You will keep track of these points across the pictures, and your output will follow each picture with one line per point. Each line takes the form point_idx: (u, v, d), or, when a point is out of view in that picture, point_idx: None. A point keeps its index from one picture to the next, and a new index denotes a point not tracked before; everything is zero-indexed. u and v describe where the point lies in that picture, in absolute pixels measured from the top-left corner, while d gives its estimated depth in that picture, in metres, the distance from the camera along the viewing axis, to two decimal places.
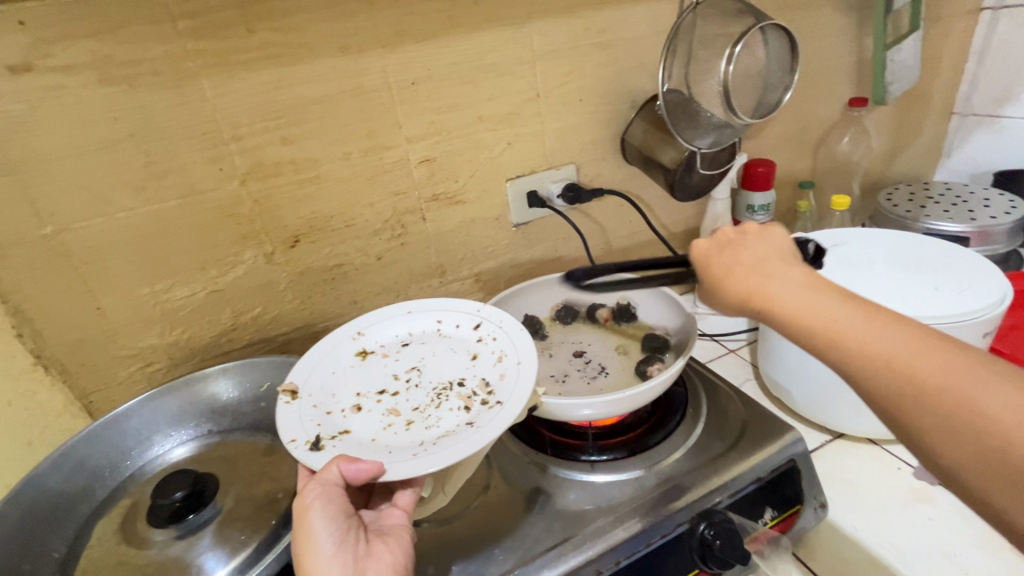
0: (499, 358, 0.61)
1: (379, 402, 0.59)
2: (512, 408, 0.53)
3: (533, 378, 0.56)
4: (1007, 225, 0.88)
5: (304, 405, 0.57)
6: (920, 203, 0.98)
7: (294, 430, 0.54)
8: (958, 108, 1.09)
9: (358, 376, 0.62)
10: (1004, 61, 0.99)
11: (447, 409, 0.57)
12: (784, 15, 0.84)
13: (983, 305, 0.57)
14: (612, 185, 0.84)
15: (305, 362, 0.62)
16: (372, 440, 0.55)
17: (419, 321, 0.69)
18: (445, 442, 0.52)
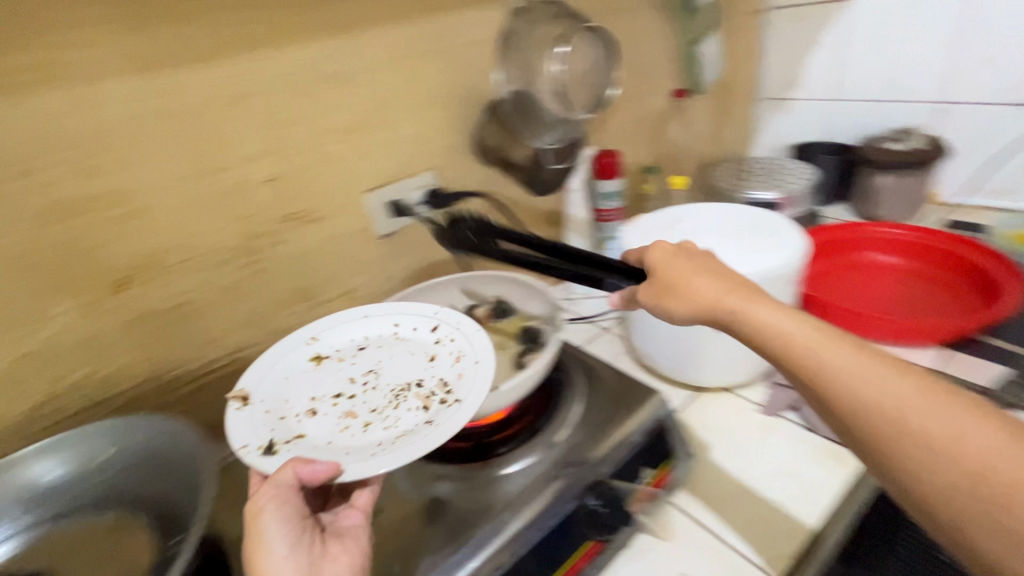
0: (456, 358, 0.61)
1: (335, 405, 0.58)
2: (470, 404, 0.52)
3: (492, 372, 0.56)
4: (803, 189, 1.06)
5: (258, 409, 0.55)
6: (741, 176, 1.13)
7: (246, 435, 0.52)
8: (761, 93, 1.28)
9: (313, 381, 0.61)
10: (787, 53, 1.19)
11: (405, 409, 0.56)
12: (608, 18, 0.92)
13: (787, 259, 0.67)
14: (476, 186, 0.86)
15: (255, 368, 0.60)
16: (328, 443, 0.54)
17: (373, 326, 0.68)
18: (404, 441, 0.51)
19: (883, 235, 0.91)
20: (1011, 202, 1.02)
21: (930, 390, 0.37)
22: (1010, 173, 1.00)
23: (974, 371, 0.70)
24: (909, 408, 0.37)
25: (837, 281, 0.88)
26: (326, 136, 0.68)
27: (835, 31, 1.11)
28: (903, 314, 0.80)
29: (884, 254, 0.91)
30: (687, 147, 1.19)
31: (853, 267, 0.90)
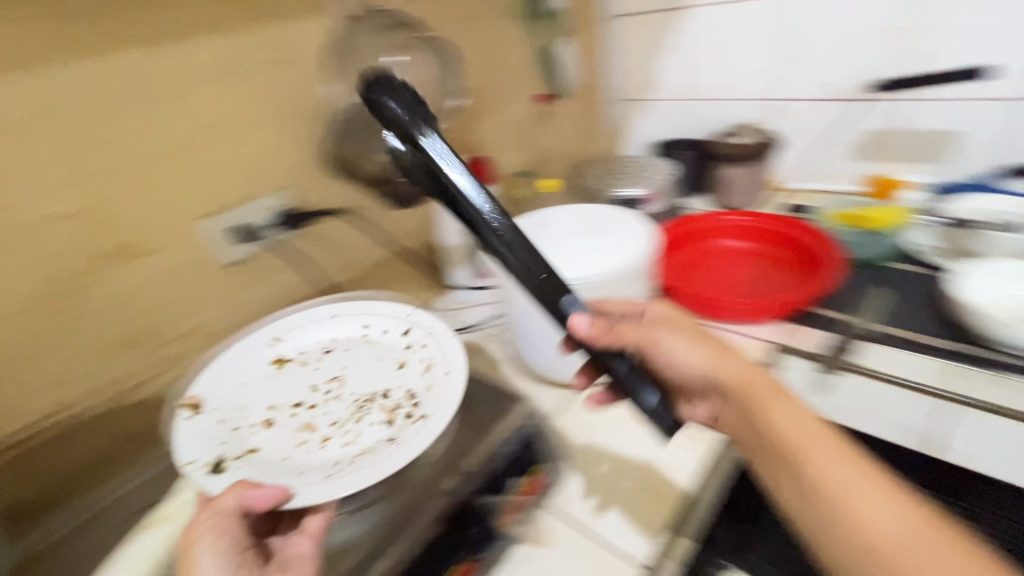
0: (426, 367, 0.66)
1: (293, 416, 0.63)
2: (435, 423, 0.56)
3: (460, 387, 0.60)
4: (663, 184, 1.12)
5: (209, 420, 0.60)
6: (612, 174, 1.17)
7: (196, 451, 0.56)
8: (621, 96, 1.35)
9: (273, 388, 0.66)
10: (640, 57, 1.27)
11: (367, 422, 0.61)
12: (458, 26, 0.92)
13: (637, 255, 0.70)
14: (336, 203, 0.82)
15: (211, 376, 0.64)
16: (282, 459, 0.57)
17: (342, 328, 0.74)
18: (362, 460, 0.54)
19: (730, 222, 0.99)
20: (839, 183, 1.13)
21: (908, 524, 0.42)
22: (833, 159, 1.11)
23: (808, 340, 0.76)
24: (888, 540, 0.41)
25: (698, 268, 0.94)
26: (144, 160, 0.62)
27: (678, 36, 1.19)
28: (750, 295, 0.87)
29: (734, 240, 0.99)
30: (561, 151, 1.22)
31: (708, 255, 0.97)
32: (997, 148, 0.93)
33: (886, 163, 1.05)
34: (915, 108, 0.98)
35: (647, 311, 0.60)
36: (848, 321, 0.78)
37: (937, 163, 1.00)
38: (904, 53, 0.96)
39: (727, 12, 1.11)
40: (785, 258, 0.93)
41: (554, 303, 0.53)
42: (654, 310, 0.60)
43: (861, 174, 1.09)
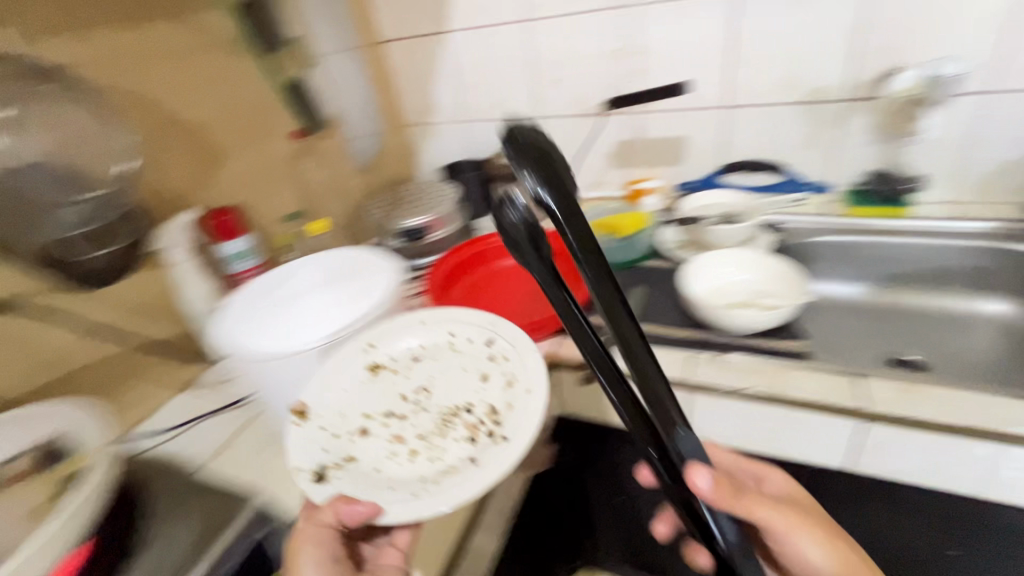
0: (510, 381, 0.60)
1: (385, 427, 0.60)
2: (517, 446, 0.52)
3: (541, 409, 0.55)
4: (450, 208, 1.10)
5: (315, 427, 0.58)
6: (394, 204, 1.13)
7: (302, 456, 0.55)
8: (407, 121, 1.32)
9: (371, 394, 0.63)
10: (415, 81, 1.25)
11: (452, 439, 0.57)
12: (175, 63, 0.78)
13: None
14: (8, 291, 0.65)
15: (312, 386, 0.62)
16: (376, 472, 0.55)
17: (430, 334, 0.68)
18: (450, 479, 0.52)
19: (507, 241, 1.00)
20: (609, 190, 1.23)
21: None
22: (598, 169, 1.20)
23: None
24: None
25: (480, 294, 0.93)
26: None
27: (444, 60, 1.20)
28: (528, 313, 0.88)
29: (515, 258, 1.01)
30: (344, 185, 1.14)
31: (491, 278, 0.97)
32: (715, 150, 1.08)
33: (640, 169, 1.17)
34: (651, 119, 1.09)
35: (766, 479, 0.60)
36: (606, 326, 0.81)
37: (676, 166, 1.13)
38: (632, 71, 1.05)
39: (481, 37, 1.13)
40: (560, 270, 0.96)
41: (667, 436, 0.43)
42: (772, 480, 0.59)
43: (624, 181, 1.20)
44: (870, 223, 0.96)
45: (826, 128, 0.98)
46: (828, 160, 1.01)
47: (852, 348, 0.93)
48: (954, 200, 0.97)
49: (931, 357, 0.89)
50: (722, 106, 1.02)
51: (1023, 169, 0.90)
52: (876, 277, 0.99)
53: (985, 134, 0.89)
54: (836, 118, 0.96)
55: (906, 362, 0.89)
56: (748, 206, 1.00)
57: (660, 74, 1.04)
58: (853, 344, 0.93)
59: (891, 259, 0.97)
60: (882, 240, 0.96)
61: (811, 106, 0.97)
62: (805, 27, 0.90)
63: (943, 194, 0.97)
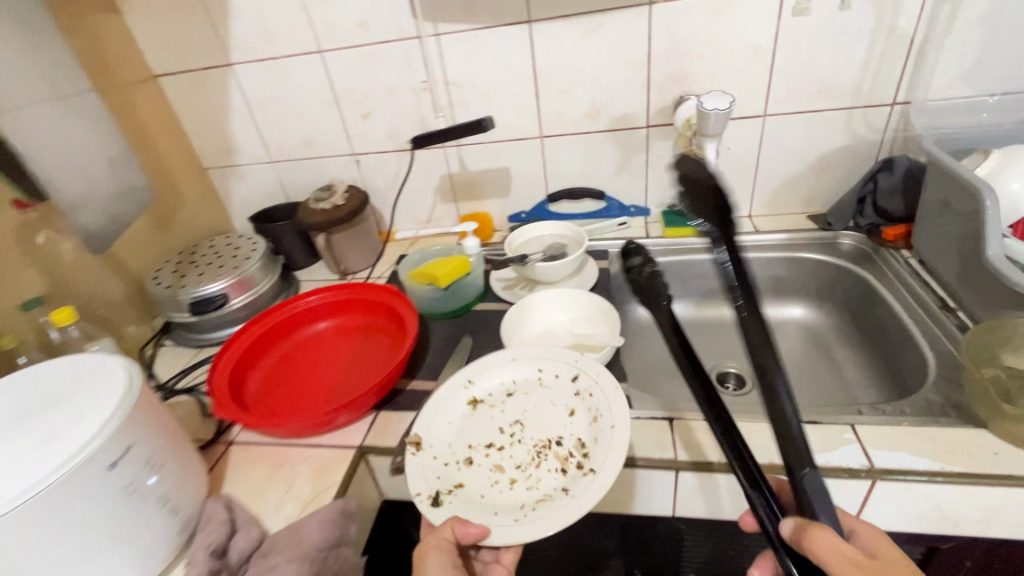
0: (593, 418, 0.65)
1: (487, 456, 0.65)
2: (602, 478, 0.56)
3: (621, 448, 0.58)
4: (254, 266, 0.97)
5: (428, 457, 0.64)
6: (183, 272, 0.97)
7: (419, 482, 0.61)
8: (207, 163, 1.15)
9: (472, 428, 0.68)
10: (205, 119, 1.08)
11: (545, 469, 0.63)
12: None
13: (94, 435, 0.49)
14: None
15: (426, 414, 0.68)
16: (482, 498, 0.61)
17: (521, 370, 0.74)
18: (544, 507, 0.57)
19: (319, 302, 0.90)
20: (443, 225, 1.16)
21: None
22: (426, 206, 1.13)
23: (387, 433, 0.71)
24: None
25: (289, 370, 0.82)
26: None
27: (236, 95, 1.05)
28: (343, 384, 0.79)
29: (329, 320, 0.91)
30: (124, 252, 0.96)
31: (300, 348, 0.87)
32: (539, 180, 1.06)
33: (471, 202, 1.11)
34: (471, 152, 1.04)
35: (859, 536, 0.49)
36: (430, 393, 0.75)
37: (505, 197, 1.09)
38: (443, 103, 0.99)
39: (273, 69, 1.00)
40: (378, 328, 0.88)
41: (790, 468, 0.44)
42: (856, 530, 0.46)
43: (457, 215, 1.14)
44: (685, 243, 1.00)
45: (636, 154, 0.99)
46: (642, 184, 1.03)
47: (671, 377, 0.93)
48: (753, 214, 1.03)
49: (744, 366, 0.94)
50: (537, 136, 1.00)
51: (802, 183, 0.98)
52: (695, 294, 1.03)
53: (770, 153, 0.95)
54: (643, 144, 0.98)
55: (726, 376, 0.93)
56: (573, 239, 0.99)
57: (472, 105, 0.99)
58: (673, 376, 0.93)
59: (704, 276, 1.01)
60: (694, 258, 1.00)
61: (619, 133, 0.98)
62: (601, 57, 0.90)
63: (743, 209, 1.03)
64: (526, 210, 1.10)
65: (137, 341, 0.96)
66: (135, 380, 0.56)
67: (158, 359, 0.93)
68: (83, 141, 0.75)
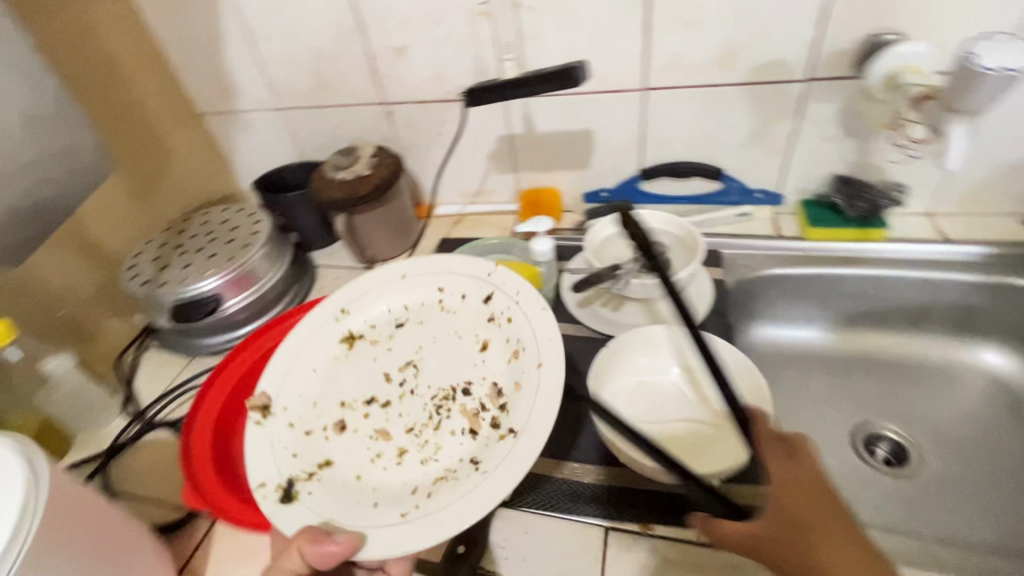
0: (514, 353, 0.48)
1: (365, 419, 0.50)
2: (528, 445, 0.40)
3: (555, 393, 0.42)
4: (256, 255, 0.74)
5: (279, 425, 0.47)
6: (165, 261, 0.74)
7: (262, 468, 0.44)
8: (202, 107, 0.90)
9: (343, 377, 0.52)
10: (192, 50, 0.82)
11: (447, 433, 0.48)
12: None
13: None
14: None
15: (277, 361, 0.51)
16: (358, 478, 0.46)
17: (415, 289, 0.56)
18: (445, 491, 0.42)
19: None
20: (497, 200, 0.90)
21: None
22: (475, 176, 0.87)
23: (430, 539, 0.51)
24: None
25: None
26: None
27: (230, 17, 0.78)
28: None
29: None
30: (94, 230, 0.75)
31: None
32: (632, 150, 0.77)
33: (534, 174, 0.84)
34: (541, 107, 0.76)
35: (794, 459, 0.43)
36: None
37: (582, 170, 0.82)
38: (510, 36, 0.70)
39: None
40: None
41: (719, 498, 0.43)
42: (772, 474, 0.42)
43: (515, 189, 0.87)
44: (834, 249, 0.72)
45: (781, 120, 0.69)
46: (781, 162, 0.74)
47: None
48: (934, 211, 0.73)
49: (913, 437, 0.68)
50: (639, 89, 0.71)
51: None
52: (836, 318, 0.76)
53: (991, 127, 0.64)
54: (795, 106, 0.68)
55: (879, 441, 0.68)
56: (678, 237, 0.72)
57: (551, 42, 0.69)
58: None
59: (853, 296, 0.73)
60: (847, 271, 0.71)
61: (763, 89, 0.67)
62: None
63: (921, 204, 0.73)
64: (608, 187, 0.83)
65: (117, 344, 0.77)
66: (37, 506, 0.38)
67: (140, 370, 0.75)
68: None
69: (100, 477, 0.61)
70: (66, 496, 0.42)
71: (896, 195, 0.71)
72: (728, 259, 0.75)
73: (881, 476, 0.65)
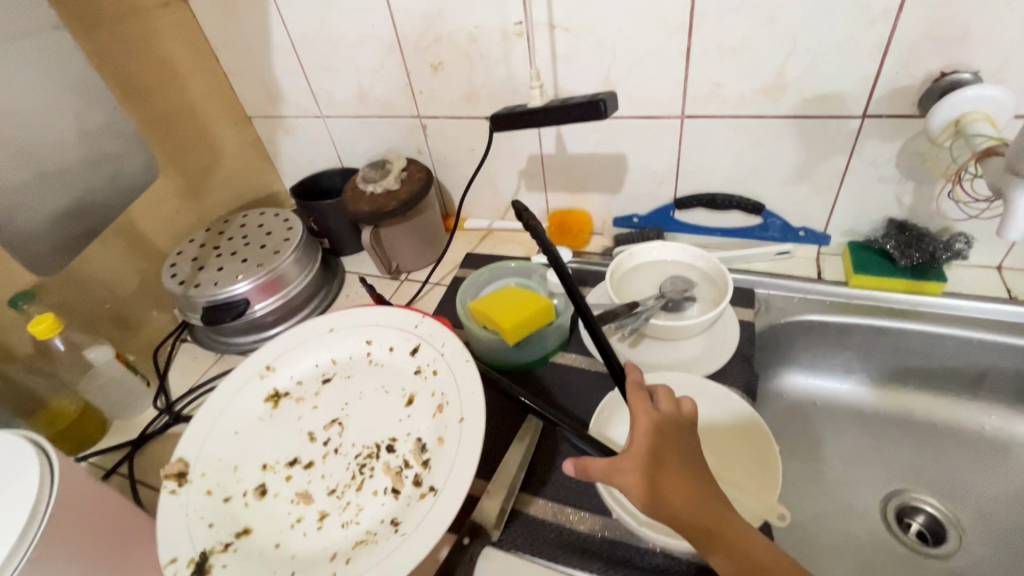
0: (438, 407, 0.53)
1: (287, 482, 0.52)
2: (446, 503, 0.44)
3: (474, 448, 0.47)
4: (286, 261, 0.76)
5: (195, 493, 0.50)
6: (202, 262, 0.78)
7: (175, 543, 0.46)
8: (251, 111, 0.93)
9: (268, 433, 0.56)
10: (243, 56, 0.86)
11: (370, 492, 0.50)
12: None
13: None
14: None
15: (198, 427, 0.54)
16: (276, 547, 0.47)
17: (344, 345, 0.62)
18: (363, 556, 0.44)
19: None
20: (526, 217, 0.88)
21: None
22: (505, 192, 0.86)
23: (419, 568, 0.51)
24: None
25: None
26: None
27: (278, 28, 0.80)
28: None
29: None
30: (144, 228, 0.79)
31: None
32: (666, 178, 0.74)
33: (564, 194, 0.82)
34: (575, 128, 0.74)
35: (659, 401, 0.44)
36: (475, 507, 0.54)
37: (613, 194, 0.79)
38: (544, 58, 0.68)
39: None
40: None
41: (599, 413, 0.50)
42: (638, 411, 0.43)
43: (545, 208, 0.86)
44: (881, 299, 0.67)
45: (832, 157, 0.64)
46: (829, 201, 0.68)
47: (821, 504, 0.64)
48: (1003, 265, 0.66)
49: (954, 514, 0.62)
50: (677, 116, 0.67)
51: None
52: (876, 371, 0.70)
53: None
54: (849, 142, 0.62)
55: (914, 514, 0.63)
56: (707, 274, 0.68)
57: (587, 65, 0.67)
58: (830, 507, 0.64)
59: (899, 351, 0.67)
60: (895, 325, 0.65)
61: (813, 124, 0.62)
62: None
63: (988, 256, 0.66)
64: (641, 213, 0.79)
65: (158, 335, 0.83)
66: (48, 504, 0.42)
67: (175, 362, 0.80)
68: (53, 105, 0.55)
69: (126, 465, 0.66)
70: (79, 496, 0.45)
71: (959, 247, 0.64)
72: (762, 299, 0.71)
73: (912, 554, 0.60)
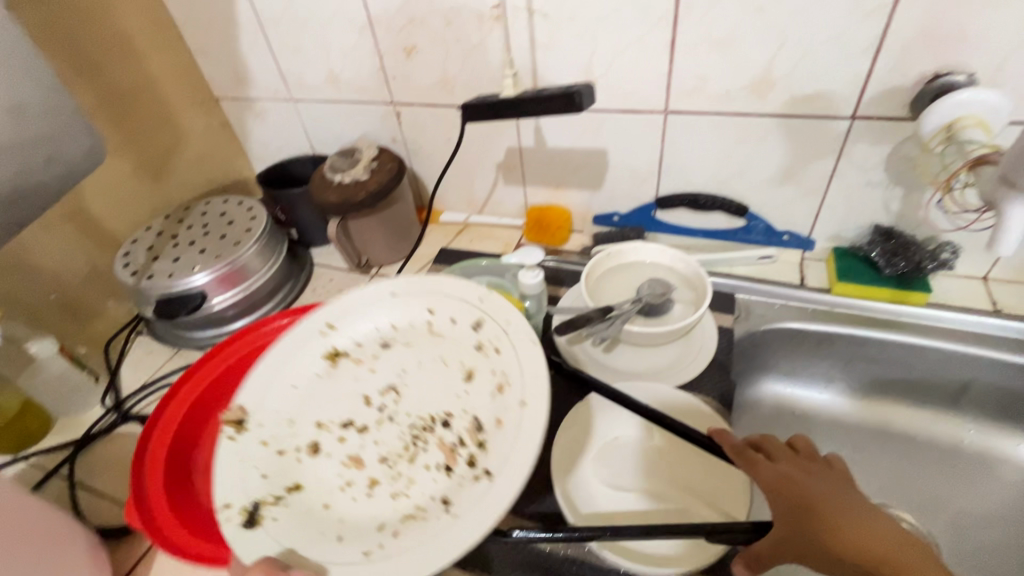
0: (499, 386, 0.48)
1: (340, 444, 0.49)
2: (499, 492, 0.41)
3: (536, 439, 0.42)
4: (249, 252, 0.72)
5: (252, 441, 0.47)
6: (161, 250, 0.74)
7: (230, 489, 0.44)
8: (219, 91, 0.88)
9: (325, 392, 0.52)
10: (208, 33, 0.80)
11: (422, 465, 0.47)
12: None
13: None
14: None
15: (258, 376, 0.51)
16: (325, 508, 0.45)
17: (404, 309, 0.56)
18: (413, 530, 0.42)
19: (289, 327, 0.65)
20: (503, 212, 0.85)
21: None
22: (482, 185, 0.83)
23: None
24: None
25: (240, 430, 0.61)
26: None
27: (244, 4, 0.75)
28: None
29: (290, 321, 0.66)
30: (97, 211, 0.75)
31: None
32: (648, 176, 0.71)
33: (543, 189, 0.79)
34: (555, 121, 0.70)
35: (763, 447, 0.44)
36: None
37: (593, 191, 0.76)
38: (522, 44, 0.65)
39: None
40: None
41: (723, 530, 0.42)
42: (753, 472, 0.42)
43: (523, 204, 0.82)
44: (865, 309, 0.64)
45: (819, 159, 0.61)
46: (815, 205, 0.66)
47: None
48: (989, 277, 0.64)
49: (931, 531, 0.60)
50: (661, 112, 0.64)
51: None
52: (856, 381, 0.68)
53: None
54: (837, 144, 0.59)
55: None
56: (686, 279, 0.65)
57: (567, 53, 0.63)
58: None
59: (880, 362, 0.65)
60: (879, 336, 0.63)
61: (802, 124, 0.59)
62: None
63: (976, 266, 0.64)
64: (621, 211, 0.76)
65: (111, 326, 0.78)
66: None
67: (129, 356, 0.76)
68: None
69: (68, 466, 0.62)
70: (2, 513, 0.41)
71: (946, 256, 0.62)
72: (743, 305, 0.68)
73: None
